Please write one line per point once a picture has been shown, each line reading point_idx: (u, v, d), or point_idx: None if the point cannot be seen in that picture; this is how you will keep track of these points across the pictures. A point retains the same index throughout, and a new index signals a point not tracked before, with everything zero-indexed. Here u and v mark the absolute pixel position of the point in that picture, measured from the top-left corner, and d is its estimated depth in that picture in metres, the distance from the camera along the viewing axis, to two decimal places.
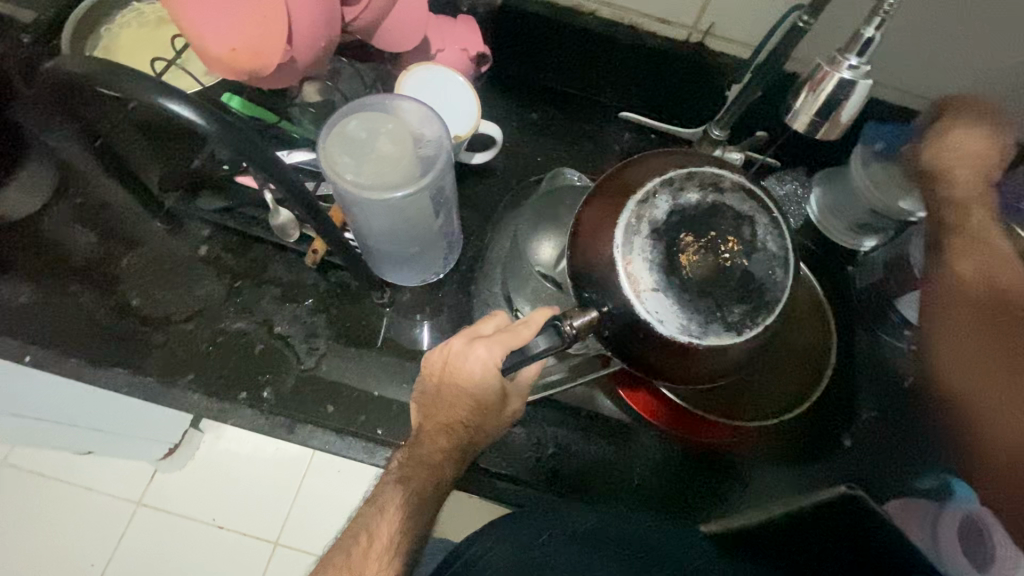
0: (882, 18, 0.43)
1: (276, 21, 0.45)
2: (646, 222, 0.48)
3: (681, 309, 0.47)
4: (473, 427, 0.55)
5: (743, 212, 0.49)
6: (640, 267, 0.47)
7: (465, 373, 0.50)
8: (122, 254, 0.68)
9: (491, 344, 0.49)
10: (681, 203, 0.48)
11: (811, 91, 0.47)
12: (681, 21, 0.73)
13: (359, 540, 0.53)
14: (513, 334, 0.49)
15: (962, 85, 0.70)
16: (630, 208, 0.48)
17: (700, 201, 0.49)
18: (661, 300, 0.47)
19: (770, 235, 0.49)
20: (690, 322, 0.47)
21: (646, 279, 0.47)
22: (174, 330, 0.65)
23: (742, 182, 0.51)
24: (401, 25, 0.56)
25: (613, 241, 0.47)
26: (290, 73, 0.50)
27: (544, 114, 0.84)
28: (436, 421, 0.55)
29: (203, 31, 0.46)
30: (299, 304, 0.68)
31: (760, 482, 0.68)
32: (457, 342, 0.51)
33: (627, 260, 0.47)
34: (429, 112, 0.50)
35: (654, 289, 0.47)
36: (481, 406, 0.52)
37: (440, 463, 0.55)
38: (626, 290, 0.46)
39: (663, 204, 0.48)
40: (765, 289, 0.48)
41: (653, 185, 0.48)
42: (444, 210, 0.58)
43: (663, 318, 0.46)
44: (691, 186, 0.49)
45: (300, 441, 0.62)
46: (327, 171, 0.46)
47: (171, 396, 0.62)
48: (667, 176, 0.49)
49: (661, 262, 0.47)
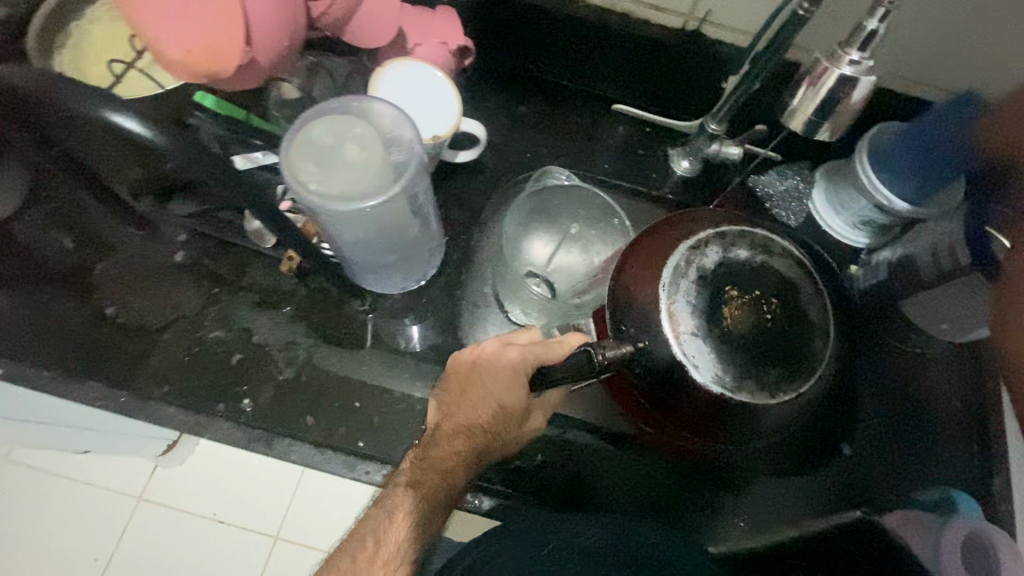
0: (887, 9, 0.39)
1: (232, 18, 0.42)
2: (694, 267, 0.55)
3: (717, 358, 0.53)
4: (493, 434, 0.55)
5: (787, 276, 0.56)
6: (682, 307, 0.54)
7: (494, 374, 0.54)
8: (96, 260, 0.66)
9: (524, 351, 0.55)
10: (729, 257, 0.55)
11: (810, 86, 0.44)
12: (677, 8, 0.69)
13: (364, 544, 0.52)
14: (545, 346, 0.55)
15: (974, 78, 0.66)
16: (681, 253, 0.55)
17: (748, 259, 0.55)
18: (698, 345, 0.53)
19: (812, 304, 0.55)
20: (724, 373, 0.53)
21: (686, 322, 0.53)
22: (151, 340, 0.63)
23: (790, 250, 0.57)
24: (375, 19, 0.52)
25: (660, 281, 0.55)
26: (254, 74, 0.47)
27: (533, 108, 0.81)
28: (455, 423, 0.55)
29: (159, 31, 0.43)
30: (278, 311, 0.66)
31: (754, 492, 0.66)
32: (490, 346, 0.56)
33: (671, 298, 0.54)
34: (401, 114, 0.47)
35: (694, 333, 0.53)
36: (504, 413, 0.55)
37: (453, 468, 0.54)
38: (668, 331, 0.53)
39: (713, 254, 0.55)
40: (800, 354, 0.54)
41: (706, 236, 0.56)
42: (421, 216, 0.55)
43: (698, 363, 0.53)
44: (741, 244, 0.56)
45: (278, 455, 0.60)
46: (290, 178, 0.43)
47: (148, 408, 0.60)
48: (720, 231, 0.56)
49: (702, 309, 0.54)
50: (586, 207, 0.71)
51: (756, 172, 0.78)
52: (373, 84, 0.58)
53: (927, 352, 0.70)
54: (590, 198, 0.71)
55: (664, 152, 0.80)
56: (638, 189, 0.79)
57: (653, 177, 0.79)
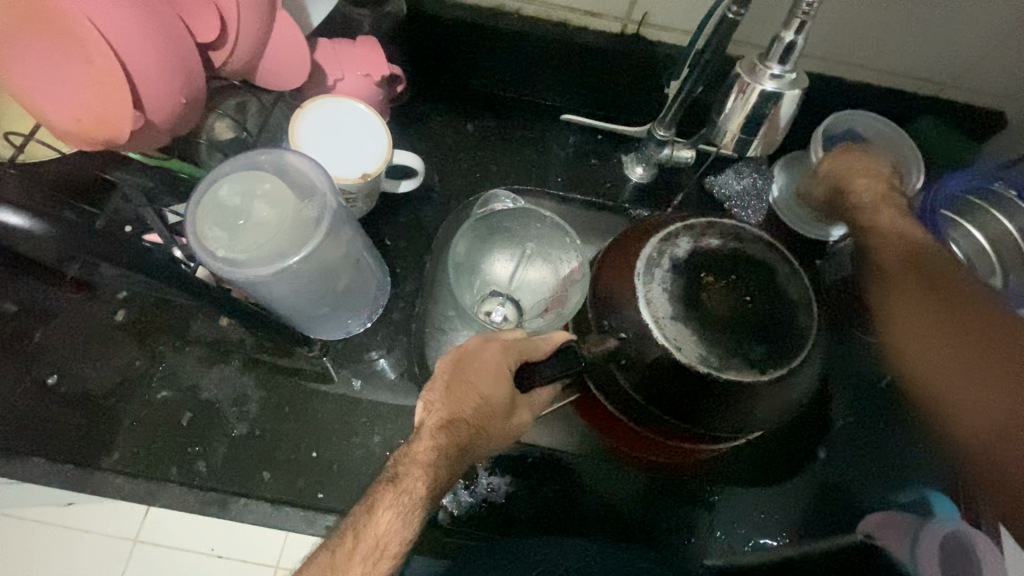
0: (802, 21, 0.37)
1: (113, 83, 0.39)
2: (666, 257, 0.50)
3: (700, 341, 0.47)
4: (476, 429, 0.52)
5: (764, 258, 0.51)
6: (657, 295, 0.49)
7: (479, 366, 0.52)
8: (35, 330, 0.63)
9: (507, 344, 0.53)
10: (702, 245, 0.51)
11: (736, 100, 0.41)
12: (613, 12, 0.66)
13: (343, 539, 0.46)
14: (529, 343, 0.54)
15: (921, 57, 0.64)
16: (651, 245, 0.51)
17: (720, 246, 0.51)
18: (679, 329, 0.48)
19: (793, 282, 0.50)
20: (708, 354, 0.47)
21: (664, 306, 0.48)
22: (95, 407, 0.61)
23: (762, 232, 0.52)
24: (285, 61, 0.50)
25: (634, 273, 0.50)
26: (155, 136, 0.44)
27: (479, 124, 0.77)
28: (439, 419, 0.52)
29: (45, 103, 0.41)
30: (226, 364, 0.64)
31: (729, 505, 0.64)
32: (472, 341, 0.54)
33: (646, 287, 0.49)
34: (313, 163, 0.45)
35: (672, 319, 0.48)
36: (490, 406, 0.52)
37: (436, 463, 0.49)
38: (645, 317, 0.48)
39: (683, 244, 0.51)
40: (788, 332, 0.48)
41: (675, 228, 0.52)
42: (351, 260, 0.53)
43: (681, 347, 0.47)
44: (712, 232, 0.51)
45: (234, 517, 0.58)
46: (195, 246, 0.41)
47: (95, 481, 0.58)
48: (688, 222, 0.52)
49: (679, 295, 0.49)
50: (539, 222, 0.67)
51: (712, 172, 0.75)
52: (293, 125, 0.54)
53: None
54: (532, 215, 0.67)
55: (618, 158, 0.77)
56: (593, 200, 0.75)
57: (609, 185, 0.76)
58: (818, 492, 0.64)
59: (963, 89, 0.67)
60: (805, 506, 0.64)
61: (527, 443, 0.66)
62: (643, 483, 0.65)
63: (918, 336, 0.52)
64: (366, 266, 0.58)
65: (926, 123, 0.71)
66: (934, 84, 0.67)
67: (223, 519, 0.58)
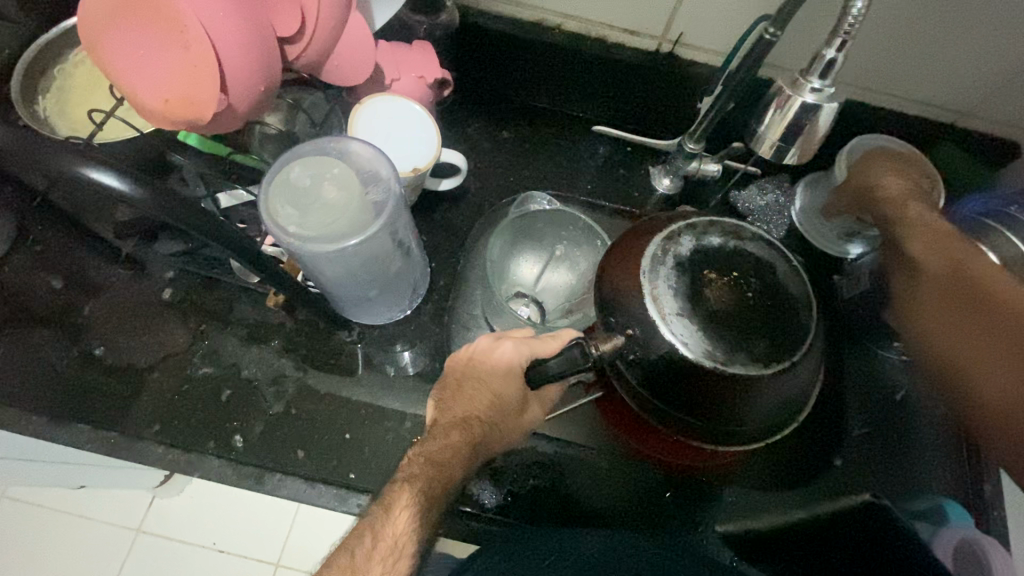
0: (844, 39, 0.40)
1: (201, 67, 0.43)
2: (670, 255, 0.52)
3: (706, 336, 0.49)
4: (488, 426, 0.56)
5: (761, 257, 0.54)
6: (663, 291, 0.51)
7: (490, 366, 0.56)
8: (84, 302, 0.66)
9: (517, 343, 0.56)
10: (703, 244, 0.53)
11: (775, 113, 0.45)
12: (650, 32, 0.70)
13: (363, 541, 0.49)
14: (540, 342, 0.56)
15: (941, 86, 0.68)
16: (655, 243, 0.53)
17: (721, 245, 0.53)
18: (686, 324, 0.50)
19: (790, 280, 0.53)
20: (714, 349, 0.49)
21: (670, 303, 0.50)
22: (139, 379, 0.63)
23: (761, 233, 0.55)
24: (349, 57, 0.53)
25: (640, 269, 0.52)
26: (231, 120, 0.47)
27: (514, 132, 0.81)
28: (452, 416, 0.56)
29: (138, 83, 0.45)
30: (265, 345, 0.66)
31: (740, 507, 0.66)
32: (483, 341, 0.58)
33: (652, 284, 0.51)
34: (379, 152, 0.48)
35: (679, 314, 0.50)
36: (500, 403, 0.56)
37: (449, 460, 0.53)
38: (652, 314, 0.50)
39: (686, 242, 0.53)
40: (788, 328, 0.51)
41: (678, 228, 0.54)
42: (403, 247, 0.56)
43: (687, 342, 0.49)
44: (713, 232, 0.54)
45: (269, 491, 0.60)
46: (269, 221, 0.43)
47: (137, 449, 0.60)
48: (690, 222, 0.55)
49: (684, 292, 0.51)
50: (569, 227, 0.71)
51: (737, 187, 0.79)
52: (352, 118, 0.58)
53: None
54: (566, 217, 0.70)
55: (645, 170, 0.80)
56: (620, 208, 0.78)
57: (636, 195, 0.79)
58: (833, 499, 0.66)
59: (980, 119, 0.71)
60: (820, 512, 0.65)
61: (552, 437, 0.68)
62: (660, 480, 0.67)
63: (936, 307, 0.57)
64: (412, 255, 0.60)
65: (942, 149, 0.74)
66: (951, 111, 0.71)
67: (258, 493, 0.60)
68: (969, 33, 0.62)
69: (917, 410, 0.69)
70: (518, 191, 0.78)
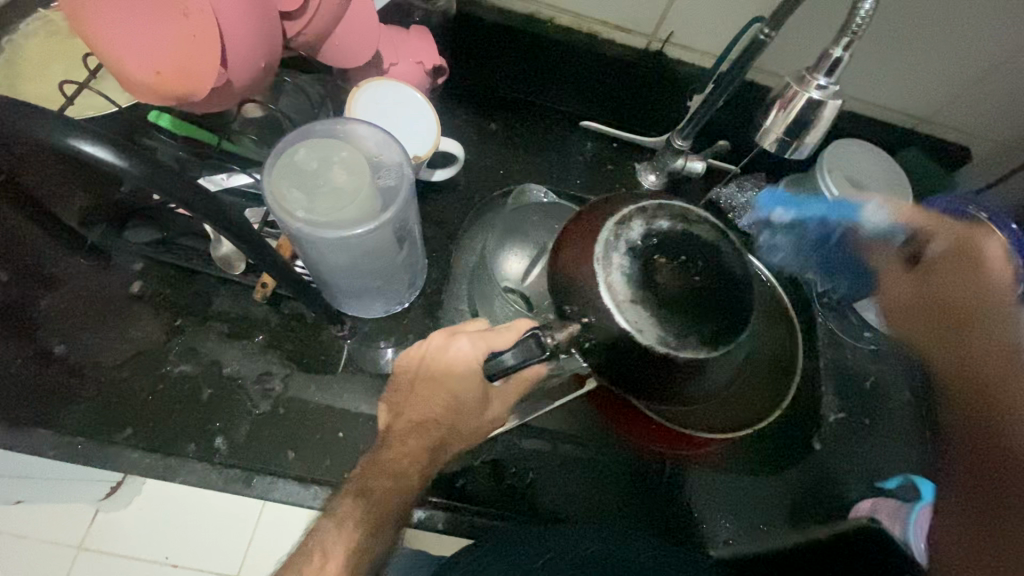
0: (851, 39, 0.42)
1: (201, 38, 0.40)
2: (620, 241, 0.49)
3: (659, 322, 0.47)
4: (448, 428, 0.55)
5: (708, 239, 0.51)
6: (616, 279, 0.48)
7: (447, 366, 0.54)
8: (41, 296, 0.60)
9: (473, 339, 0.54)
10: (653, 227, 0.50)
11: (781, 110, 0.46)
12: (641, 29, 0.72)
13: (309, 558, 0.49)
14: (496, 334, 0.54)
15: (906, 93, 0.73)
16: (606, 229, 0.50)
17: (671, 229, 0.50)
18: (638, 311, 0.47)
19: (736, 261, 0.51)
20: (668, 334, 0.47)
21: (622, 289, 0.47)
22: (109, 379, 0.58)
23: (708, 215, 0.53)
24: (349, 38, 0.51)
25: (592, 256, 0.49)
26: (227, 97, 0.44)
27: (502, 125, 0.80)
28: (407, 421, 0.55)
29: (124, 52, 0.41)
30: (249, 341, 0.63)
31: (704, 492, 0.67)
32: (435, 339, 0.55)
33: (606, 271, 0.48)
34: (386, 136, 0.46)
35: (631, 300, 0.47)
36: (458, 403, 0.55)
37: (407, 471, 0.53)
38: (606, 301, 0.47)
39: (637, 227, 0.50)
40: (740, 310, 0.49)
41: (628, 211, 0.51)
42: (406, 240, 0.55)
43: (641, 328, 0.47)
44: (662, 215, 0.51)
45: (259, 494, 0.57)
46: (274, 205, 0.41)
47: (107, 455, 0.55)
48: (640, 204, 0.51)
49: (636, 277, 0.48)
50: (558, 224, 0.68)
51: (716, 185, 0.82)
52: (350, 103, 0.56)
53: (881, 348, 0.76)
54: (561, 214, 0.69)
55: (631, 166, 0.81)
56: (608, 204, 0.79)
57: (624, 190, 0.80)
58: (811, 484, 0.69)
59: (939, 125, 0.76)
60: (797, 497, 0.68)
61: (550, 431, 0.68)
62: (653, 471, 0.68)
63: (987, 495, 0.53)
64: (414, 248, 0.59)
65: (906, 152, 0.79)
66: (914, 117, 0.76)
67: (246, 497, 0.57)
68: (936, 45, 0.66)
69: (885, 395, 0.74)
70: (508, 185, 0.77)
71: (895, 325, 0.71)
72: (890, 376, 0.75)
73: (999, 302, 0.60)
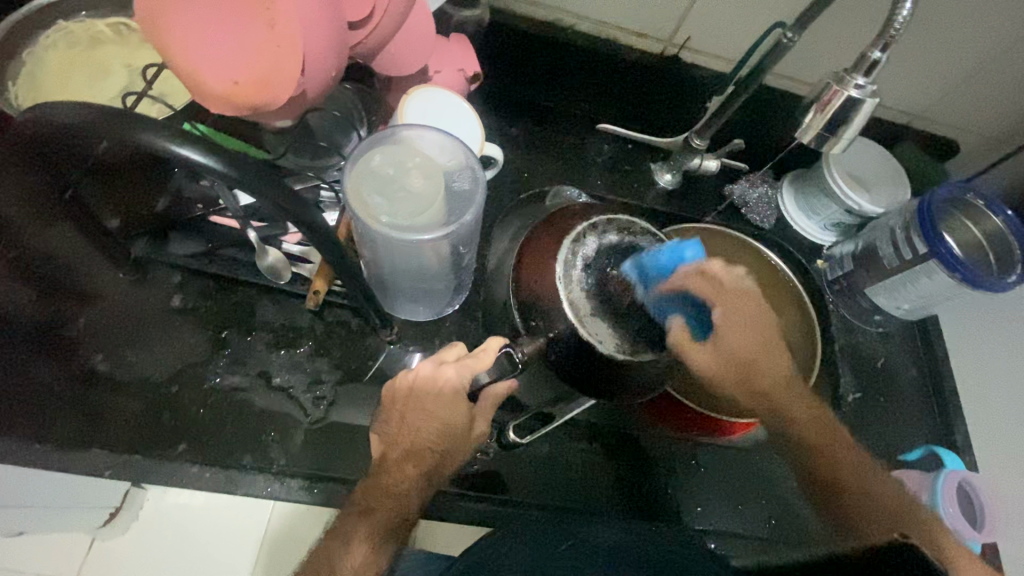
0: (889, 42, 0.46)
1: (283, 48, 0.40)
2: (578, 257, 0.56)
3: (616, 332, 0.54)
4: (439, 454, 0.55)
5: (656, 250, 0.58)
6: (578, 296, 0.55)
7: (434, 397, 0.54)
8: (77, 314, 0.58)
9: (459, 368, 0.54)
10: (605, 243, 0.57)
11: (821, 109, 0.50)
12: (661, 35, 0.74)
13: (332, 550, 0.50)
14: (476, 358, 0.55)
15: (903, 91, 0.78)
16: (564, 248, 0.56)
17: (620, 243, 0.57)
18: (599, 323, 0.54)
19: None
20: (624, 342, 0.54)
21: (584, 305, 0.54)
22: (156, 396, 0.57)
23: (653, 227, 0.59)
24: (405, 47, 0.52)
25: (554, 275, 0.55)
26: (299, 106, 0.45)
27: (523, 128, 0.81)
28: (402, 449, 0.55)
29: (200, 62, 0.41)
30: (295, 350, 0.62)
31: (727, 476, 0.69)
32: (423, 367, 0.54)
33: (567, 288, 0.55)
34: (453, 141, 0.48)
35: (592, 314, 0.54)
36: (449, 426, 0.55)
37: (407, 492, 0.53)
38: (569, 315, 0.54)
39: (591, 242, 0.56)
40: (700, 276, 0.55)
41: (581, 229, 0.57)
42: (464, 245, 0.56)
43: (602, 340, 0.54)
44: (611, 228, 0.57)
45: (320, 500, 0.57)
46: (358, 209, 0.43)
47: (165, 470, 0.55)
48: (591, 221, 0.57)
49: (592, 290, 0.55)
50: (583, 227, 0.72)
51: (729, 182, 0.85)
52: (400, 109, 0.57)
53: (889, 330, 0.80)
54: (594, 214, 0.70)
55: (648, 165, 0.83)
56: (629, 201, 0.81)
57: (643, 188, 0.83)
58: None
59: (932, 121, 0.82)
60: None
61: (592, 422, 0.69)
62: (683, 458, 0.69)
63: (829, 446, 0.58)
64: (468, 252, 0.60)
65: (902, 147, 0.85)
66: (908, 114, 0.82)
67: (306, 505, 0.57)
68: (933, 47, 0.72)
69: (896, 373, 0.79)
70: (533, 187, 0.79)
71: (908, 309, 0.76)
72: (899, 355, 0.79)
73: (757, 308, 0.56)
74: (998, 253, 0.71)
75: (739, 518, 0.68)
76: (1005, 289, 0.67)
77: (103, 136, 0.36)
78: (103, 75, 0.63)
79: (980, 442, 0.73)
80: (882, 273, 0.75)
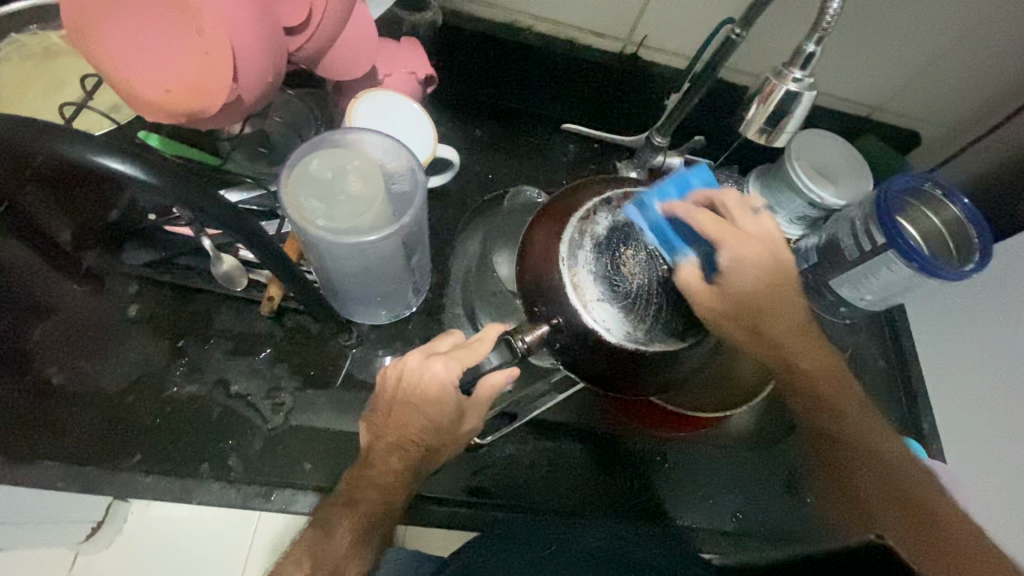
0: (821, 35, 0.47)
1: (209, 55, 0.40)
2: (588, 236, 0.49)
3: (627, 320, 0.47)
4: (426, 448, 0.54)
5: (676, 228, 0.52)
6: (584, 277, 0.47)
7: (419, 390, 0.49)
8: (31, 326, 0.58)
9: (448, 362, 0.48)
10: (620, 218, 0.50)
11: (762, 103, 0.50)
12: (616, 34, 0.74)
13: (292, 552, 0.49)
14: (469, 349, 0.49)
15: (861, 85, 0.79)
16: (573, 225, 0.49)
17: (637, 218, 0.51)
18: (608, 310, 0.47)
19: (703, 248, 0.51)
20: (636, 330, 0.47)
21: (591, 288, 0.47)
22: (111, 406, 0.57)
23: None
24: (348, 52, 0.52)
25: (559, 256, 0.48)
26: (237, 113, 0.45)
27: (488, 130, 0.82)
28: (387, 442, 0.53)
29: (135, 74, 0.42)
30: (255, 357, 0.62)
31: (702, 474, 0.69)
32: (412, 360, 0.49)
33: (572, 272, 0.48)
34: (394, 143, 0.48)
35: (601, 300, 0.47)
36: (434, 425, 0.51)
37: (386, 485, 0.53)
38: (574, 301, 0.47)
39: (603, 219, 0.50)
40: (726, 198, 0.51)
41: (592, 204, 0.50)
42: (415, 244, 0.56)
43: (611, 328, 0.47)
44: (627, 204, 0.51)
45: (279, 507, 0.57)
46: (295, 213, 0.43)
47: (121, 481, 0.55)
48: (605, 195, 0.51)
49: (604, 274, 0.48)
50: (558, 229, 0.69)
51: None
52: (349, 114, 0.57)
53: (856, 321, 0.81)
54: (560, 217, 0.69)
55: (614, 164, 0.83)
56: None
57: None
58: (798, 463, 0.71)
59: (892, 113, 0.82)
60: (784, 473, 0.70)
61: (557, 420, 0.69)
62: (655, 454, 0.69)
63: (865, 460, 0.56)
64: (421, 251, 0.59)
65: (866, 140, 0.85)
66: (869, 106, 0.83)
67: (266, 511, 0.57)
68: (886, 40, 0.72)
69: (863, 362, 0.79)
70: (498, 188, 0.79)
71: (870, 300, 0.76)
72: (866, 346, 0.80)
73: (773, 276, 0.52)
74: (958, 243, 0.71)
75: (714, 519, 0.68)
76: (963, 279, 0.67)
77: (28, 147, 0.36)
78: (58, 88, 0.63)
79: (946, 430, 0.74)
80: (844, 265, 0.74)
